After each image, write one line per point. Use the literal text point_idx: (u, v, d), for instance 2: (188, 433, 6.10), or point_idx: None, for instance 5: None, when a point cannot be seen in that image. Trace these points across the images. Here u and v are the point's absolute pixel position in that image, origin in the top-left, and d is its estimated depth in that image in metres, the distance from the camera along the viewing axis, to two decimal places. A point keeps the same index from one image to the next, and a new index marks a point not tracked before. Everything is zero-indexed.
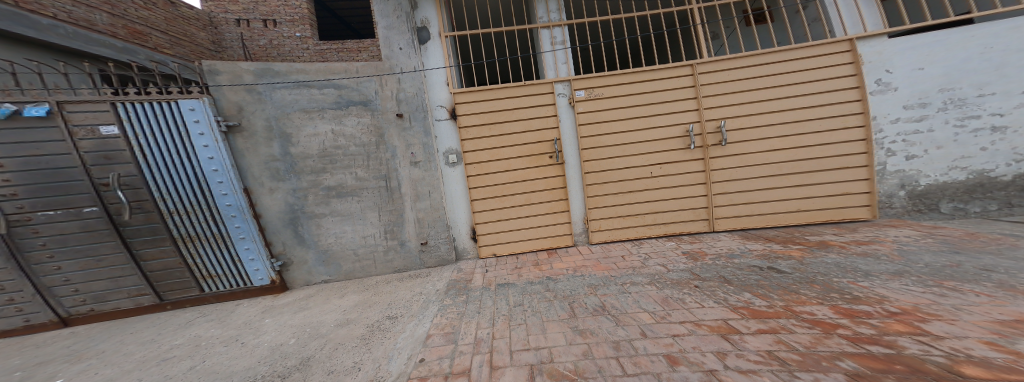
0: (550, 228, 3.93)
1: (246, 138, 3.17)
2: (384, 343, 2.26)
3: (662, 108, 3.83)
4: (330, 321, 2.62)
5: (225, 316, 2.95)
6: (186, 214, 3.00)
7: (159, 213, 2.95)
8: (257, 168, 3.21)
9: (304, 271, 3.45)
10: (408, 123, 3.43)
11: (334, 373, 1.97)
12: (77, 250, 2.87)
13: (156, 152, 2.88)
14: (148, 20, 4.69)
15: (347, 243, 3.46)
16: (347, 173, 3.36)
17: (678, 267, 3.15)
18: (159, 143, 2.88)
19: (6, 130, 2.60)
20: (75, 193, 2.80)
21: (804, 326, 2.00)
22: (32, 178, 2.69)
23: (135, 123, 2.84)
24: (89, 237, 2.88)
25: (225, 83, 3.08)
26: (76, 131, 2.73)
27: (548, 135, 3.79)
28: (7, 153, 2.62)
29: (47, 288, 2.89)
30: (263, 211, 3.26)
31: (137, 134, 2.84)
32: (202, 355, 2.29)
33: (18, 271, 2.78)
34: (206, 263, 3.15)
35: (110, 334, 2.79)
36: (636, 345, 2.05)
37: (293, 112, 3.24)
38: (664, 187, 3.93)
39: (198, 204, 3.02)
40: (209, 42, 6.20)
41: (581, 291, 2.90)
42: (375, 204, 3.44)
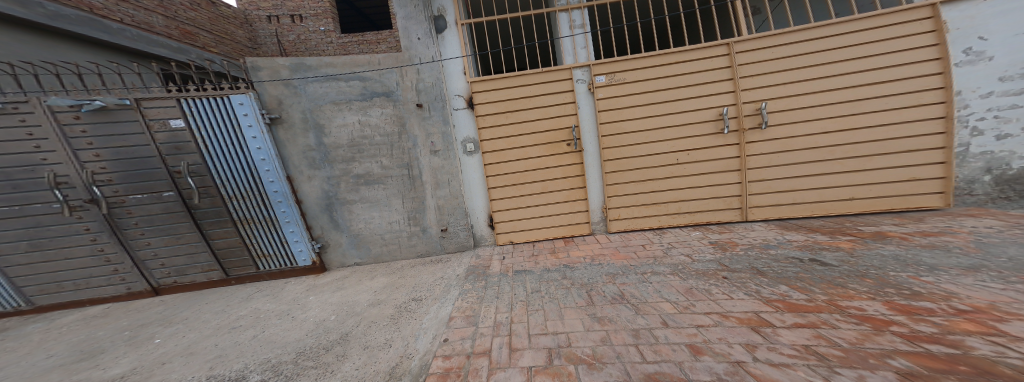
0: (568, 215, 3.91)
1: (287, 129, 3.35)
2: (412, 322, 2.40)
3: (693, 91, 3.63)
4: (363, 301, 2.79)
5: (277, 292, 3.23)
6: (243, 198, 3.28)
7: (221, 197, 3.24)
8: (296, 157, 3.39)
9: (339, 253, 3.67)
10: (428, 113, 3.49)
11: (369, 348, 2.12)
12: (161, 229, 3.24)
13: (215, 143, 3.14)
14: (195, 21, 5.13)
15: (375, 228, 3.64)
16: (373, 162, 3.50)
17: (705, 258, 3.04)
18: (216, 134, 3.14)
19: (96, 124, 2.95)
20: (155, 180, 3.14)
21: (850, 321, 1.89)
22: (121, 166, 3.05)
23: (195, 117, 3.08)
24: (169, 218, 3.23)
25: (266, 79, 3.22)
26: (152, 124, 3.05)
27: (566, 122, 3.71)
28: (101, 144, 2.98)
29: (142, 261, 3.30)
30: (304, 198, 3.47)
31: (198, 127, 3.10)
32: (258, 327, 2.53)
33: (120, 245, 3.20)
34: (261, 243, 3.44)
35: (192, 303, 3.15)
36: (657, 334, 2.03)
37: (324, 104, 3.37)
38: (690, 174, 3.77)
39: (251, 190, 3.28)
40: (247, 39, 6.58)
41: (599, 279, 2.89)
42: (399, 192, 3.57)
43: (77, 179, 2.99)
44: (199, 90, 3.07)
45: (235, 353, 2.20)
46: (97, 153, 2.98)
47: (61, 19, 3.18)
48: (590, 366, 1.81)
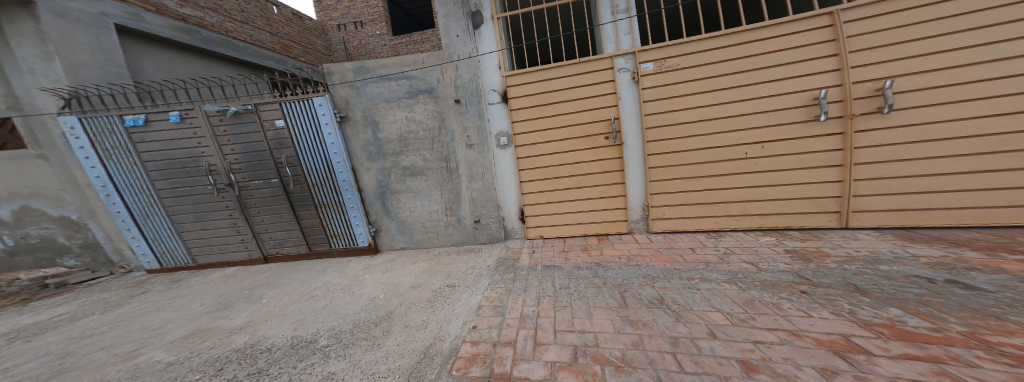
0: (603, 212, 3.76)
1: (352, 125, 3.71)
2: (445, 307, 2.56)
3: (774, 73, 3.17)
4: (405, 284, 3.04)
5: (342, 268, 3.67)
6: (322, 186, 3.76)
7: (307, 185, 3.75)
8: (359, 150, 3.77)
9: (388, 237, 4.03)
10: (464, 108, 3.60)
11: (409, 326, 2.33)
12: (268, 208, 3.83)
13: (303, 139, 3.63)
14: (289, 35, 6.42)
15: (418, 216, 3.91)
16: (417, 155, 3.75)
17: (775, 268, 2.69)
18: (305, 131, 3.62)
19: (231, 125, 3.61)
20: (265, 169, 3.72)
21: (999, 361, 1.53)
22: (247, 158, 3.69)
23: (291, 117, 3.59)
24: (275, 200, 3.80)
25: (337, 82, 3.60)
26: (269, 125, 3.60)
27: (604, 114, 3.54)
28: (234, 141, 3.65)
29: (259, 234, 3.95)
30: (364, 187, 3.87)
31: (293, 125, 3.60)
32: (328, 297, 2.90)
33: (245, 220, 3.87)
34: (334, 225, 3.89)
35: (285, 271, 3.71)
36: (700, 344, 1.88)
37: (379, 102, 3.67)
38: (761, 171, 3.35)
39: (328, 178, 3.74)
40: (322, 47, 7.47)
41: (635, 281, 2.74)
42: (438, 183, 3.78)
43: (221, 167, 3.71)
44: (295, 95, 3.56)
45: (310, 318, 2.58)
46: (232, 147, 3.66)
47: (209, 43, 4.66)
48: (618, 368, 1.76)
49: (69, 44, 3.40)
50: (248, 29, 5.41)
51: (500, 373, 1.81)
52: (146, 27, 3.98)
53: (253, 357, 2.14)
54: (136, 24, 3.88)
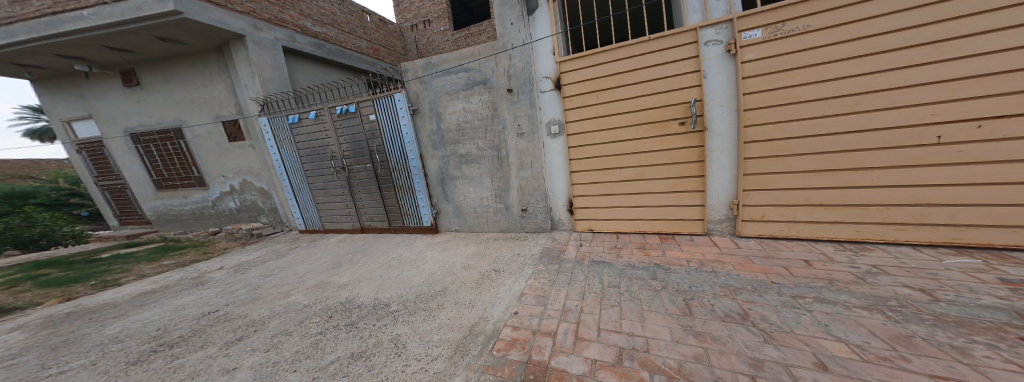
0: (670, 208, 3.36)
1: (422, 118, 4.09)
2: (490, 290, 2.71)
3: (1005, 17, 2.16)
4: (458, 263, 3.32)
5: (410, 243, 4.18)
6: (400, 170, 4.28)
7: (388, 170, 4.35)
8: (426, 139, 4.15)
9: (446, 219, 4.39)
10: (516, 97, 3.61)
11: (459, 303, 2.56)
12: (364, 187, 4.60)
13: (388, 130, 4.18)
14: (380, 40, 7.46)
15: (470, 202, 4.15)
16: (472, 144, 3.94)
17: (959, 300, 1.92)
18: (390, 124, 4.15)
19: (343, 121, 4.41)
20: (360, 156, 4.46)
21: None
22: (353, 146, 4.46)
23: (380, 112, 4.18)
24: (369, 182, 4.53)
25: (411, 78, 4.02)
26: (366, 119, 4.28)
27: (678, 97, 3.08)
28: (344, 133, 4.47)
29: (360, 208, 4.75)
30: (429, 172, 4.28)
31: (381, 118, 4.19)
32: (400, 268, 3.39)
33: (352, 196, 4.72)
34: (407, 205, 4.41)
35: (373, 241, 4.43)
36: (798, 375, 1.54)
37: (441, 95, 3.94)
38: (967, 163, 2.38)
39: (402, 164, 4.25)
40: (399, 47, 8.30)
41: (706, 289, 2.37)
42: (489, 171, 3.93)
43: (337, 153, 4.59)
44: (385, 92, 4.09)
45: (389, 284, 3.06)
46: (343, 139, 4.49)
47: (331, 54, 5.83)
48: (671, 379, 1.61)
49: (261, 64, 4.70)
50: (354, 39, 6.51)
51: (537, 361, 1.85)
52: (296, 46, 5.20)
53: (353, 311, 2.66)
54: (289, 44, 5.10)
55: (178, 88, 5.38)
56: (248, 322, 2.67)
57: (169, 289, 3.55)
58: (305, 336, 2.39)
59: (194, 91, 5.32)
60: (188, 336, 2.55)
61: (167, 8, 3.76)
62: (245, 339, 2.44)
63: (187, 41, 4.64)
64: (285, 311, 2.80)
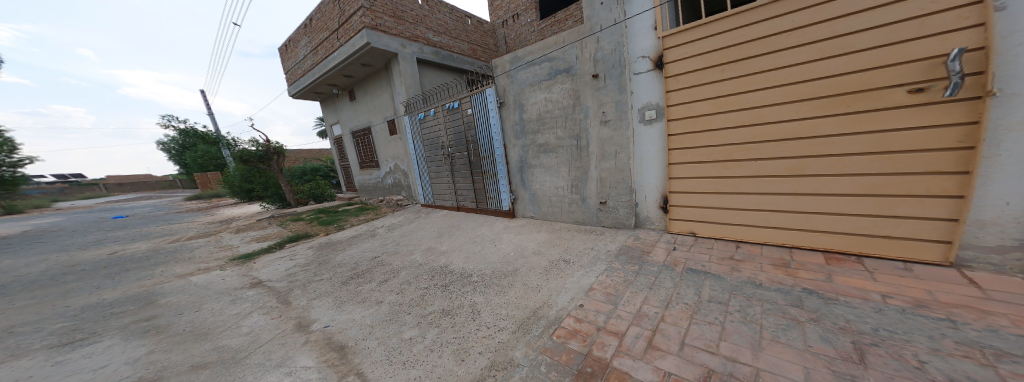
0: (851, 219, 2.45)
1: (507, 109, 4.34)
2: (558, 279, 2.73)
3: None
4: (529, 249, 3.44)
5: (487, 224, 4.57)
6: (485, 158, 4.73)
7: (478, 157, 4.85)
8: (509, 129, 4.39)
9: (522, 205, 4.54)
10: (603, 83, 3.39)
11: (527, 286, 2.69)
12: (459, 172, 5.30)
13: (479, 122, 4.65)
14: (478, 41, 7.65)
15: (546, 190, 4.18)
16: (552, 133, 3.93)
17: None
18: (481, 116, 4.61)
19: (450, 116, 5.13)
20: (458, 146, 5.14)
21: None
22: (454, 137, 5.15)
23: (474, 106, 4.68)
24: (464, 167, 5.16)
25: (501, 73, 4.30)
26: (465, 113, 4.87)
27: (909, 51, 2.11)
28: (449, 126, 5.21)
29: (457, 190, 5.49)
30: (510, 160, 4.53)
31: (474, 111, 4.69)
32: (481, 245, 3.78)
33: (451, 179, 5.51)
34: (489, 188, 4.83)
35: (461, 219, 5.06)
36: None
37: (525, 87, 4.07)
38: None
39: (487, 152, 4.67)
40: (491, 44, 8.13)
41: (876, 331, 1.67)
42: (567, 160, 3.86)
43: (443, 142, 5.42)
44: (480, 87, 4.56)
45: (473, 257, 3.48)
46: (449, 131, 5.23)
47: (448, 59, 6.83)
48: None
49: (406, 74, 6.11)
50: (461, 43, 7.22)
51: (596, 356, 1.79)
52: (424, 56, 6.38)
53: (446, 276, 3.15)
54: (420, 56, 6.32)
55: (369, 97, 7.46)
56: (392, 269, 3.54)
57: (358, 236, 5.06)
58: (417, 288, 3.01)
59: (373, 99, 7.35)
60: (366, 271, 3.60)
61: (363, 42, 5.53)
62: (389, 281, 3.26)
63: (372, 65, 6.55)
64: (408, 266, 3.56)
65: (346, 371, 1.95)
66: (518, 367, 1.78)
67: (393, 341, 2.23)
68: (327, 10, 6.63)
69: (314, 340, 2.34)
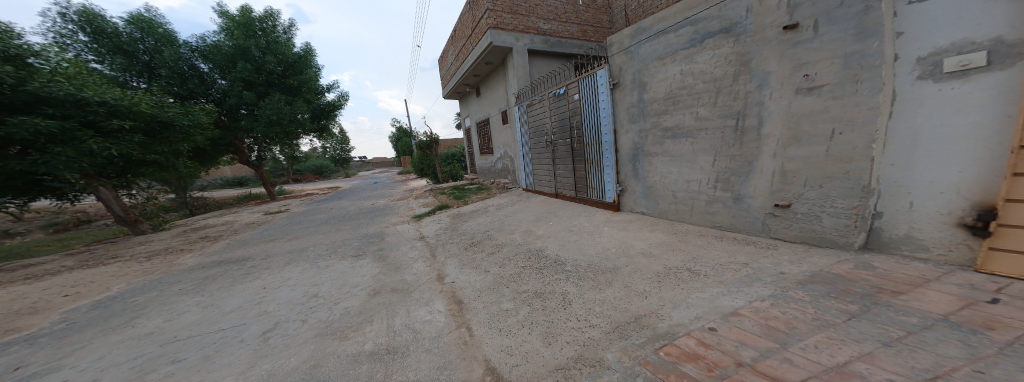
0: None
1: (621, 91, 3.91)
2: (676, 290, 2.25)
3: None
4: (638, 248, 3.05)
5: (589, 215, 4.35)
6: (591, 145, 4.47)
7: (584, 144, 4.63)
8: (623, 113, 3.94)
9: (632, 199, 4.06)
10: (810, 33, 2.34)
11: (630, 289, 2.37)
12: (561, 160, 5.26)
13: (588, 107, 4.42)
14: (591, 20, 7.09)
15: (669, 184, 3.51)
16: (687, 113, 3.19)
17: None
18: (589, 101, 4.37)
19: (557, 103, 5.06)
20: (562, 133, 5.07)
21: None
22: (559, 124, 5.11)
23: (583, 91, 4.47)
24: (566, 155, 5.10)
25: (616, 52, 3.88)
26: (571, 99, 4.73)
27: None
28: (556, 113, 5.15)
29: (557, 177, 5.47)
30: (621, 148, 4.08)
31: (582, 96, 4.50)
32: (580, 236, 3.67)
33: (551, 167, 5.55)
34: (594, 178, 4.57)
35: (559, 207, 5.03)
36: None
37: (651, 62, 3.48)
38: None
39: (595, 139, 4.39)
40: (605, 22, 7.34)
41: None
42: (711, 148, 3.03)
43: (546, 130, 5.48)
44: (589, 71, 4.31)
45: (569, 245, 3.45)
46: (555, 118, 5.19)
47: (559, 45, 6.69)
48: None
49: (518, 66, 6.37)
50: (573, 25, 6.86)
51: None
52: (535, 46, 6.48)
53: (541, 260, 3.21)
54: (531, 46, 6.45)
55: (488, 91, 8.26)
56: (498, 243, 3.91)
57: (475, 211, 5.83)
58: (514, 265, 3.20)
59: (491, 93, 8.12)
60: (479, 241, 4.14)
61: (485, 41, 6.14)
62: (494, 254, 3.60)
63: (491, 62, 7.19)
64: (510, 243, 3.84)
65: (460, 323, 2.29)
66: (609, 368, 1.62)
67: (494, 308, 2.46)
68: (463, 18, 7.76)
69: (445, 291, 2.88)
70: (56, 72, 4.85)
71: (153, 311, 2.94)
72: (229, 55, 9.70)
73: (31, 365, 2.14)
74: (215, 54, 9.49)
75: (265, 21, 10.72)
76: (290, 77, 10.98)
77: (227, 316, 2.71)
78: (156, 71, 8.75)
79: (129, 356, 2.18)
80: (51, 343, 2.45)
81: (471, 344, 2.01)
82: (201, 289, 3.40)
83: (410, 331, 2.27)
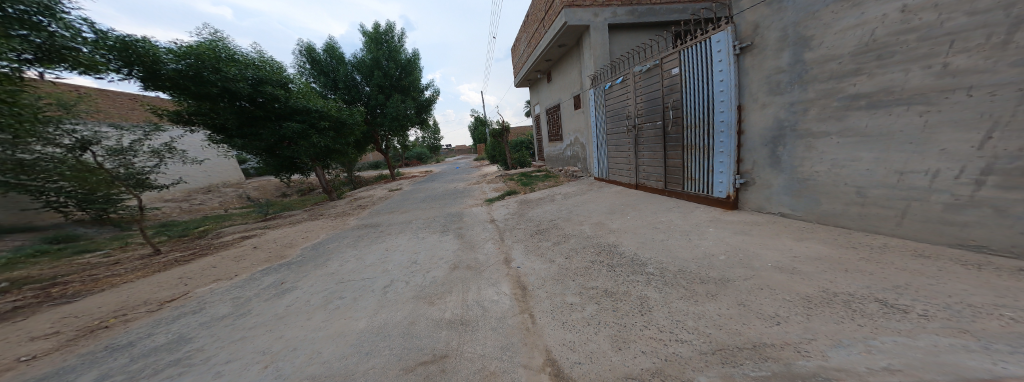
0: None
1: (755, 55, 2.99)
2: (841, 324, 1.47)
3: None
4: (765, 260, 2.24)
5: (687, 212, 3.60)
6: (694, 127, 3.69)
7: (682, 126, 3.88)
8: (757, 83, 3.00)
9: (764, 195, 3.12)
10: None
11: (747, 307, 1.75)
12: (649, 146, 4.63)
13: (692, 81, 3.66)
14: None
15: (848, 177, 2.40)
16: (908, 72, 2.00)
17: None
18: (696, 74, 3.61)
19: (650, 79, 4.38)
20: (654, 114, 4.39)
21: None
22: (648, 104, 4.51)
23: (687, 63, 3.72)
24: (655, 139, 4.44)
25: (748, 6, 3.00)
26: (667, 74, 4.05)
27: None
28: (643, 92, 4.53)
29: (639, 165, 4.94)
30: (748, 128, 3.15)
31: (685, 70, 3.75)
32: (669, 234, 3.09)
33: (633, 153, 4.99)
34: (694, 167, 3.81)
35: (647, 199, 4.41)
36: None
37: (823, 6, 2.40)
38: None
39: (703, 119, 3.57)
40: None
41: None
42: (962, 122, 1.83)
43: (631, 112, 4.89)
44: (694, 39, 3.59)
45: (652, 247, 2.94)
46: (642, 98, 4.60)
47: (648, 13, 5.78)
48: None
49: (595, 45, 5.86)
50: None
51: None
52: (617, 19, 5.81)
53: (613, 256, 2.83)
54: (613, 20, 5.80)
55: (560, 76, 7.92)
56: (565, 234, 3.73)
57: (541, 198, 5.74)
58: (582, 259, 2.98)
59: (563, 77, 7.77)
60: (544, 229, 4.05)
61: (559, 21, 5.86)
62: (559, 244, 3.44)
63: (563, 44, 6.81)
64: (578, 234, 3.61)
65: (523, 308, 2.23)
66: None
67: (558, 300, 2.32)
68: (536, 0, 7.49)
69: (511, 275, 2.85)
70: (301, 91, 7.79)
71: (336, 256, 3.94)
72: (368, 66, 11.91)
73: (288, 282, 3.25)
74: (360, 66, 11.85)
75: (389, 34, 12.71)
76: (404, 79, 12.80)
77: (367, 269, 3.36)
78: (337, 86, 11.68)
79: (321, 289, 2.95)
80: (296, 269, 3.62)
81: (534, 331, 1.93)
82: (358, 244, 4.35)
83: (479, 308, 2.30)
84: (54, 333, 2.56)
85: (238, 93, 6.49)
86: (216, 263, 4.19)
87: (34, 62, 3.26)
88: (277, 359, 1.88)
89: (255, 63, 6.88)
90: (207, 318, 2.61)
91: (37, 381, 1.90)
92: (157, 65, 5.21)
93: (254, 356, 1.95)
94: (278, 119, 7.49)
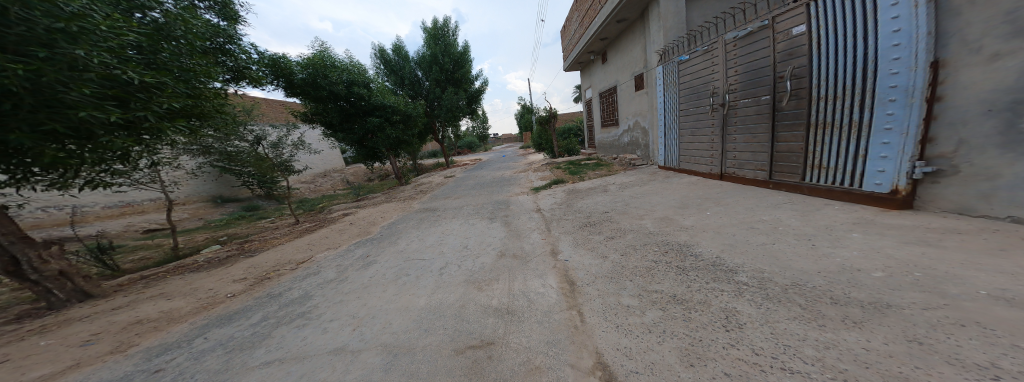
0: None
1: None
2: None
3: None
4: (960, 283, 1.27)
5: (809, 210, 2.58)
6: (833, 100, 2.65)
7: (809, 99, 2.87)
8: (979, 26, 1.81)
9: (971, 191, 1.93)
10: None
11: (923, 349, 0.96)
12: (746, 129, 3.71)
13: (831, 39, 2.64)
14: None
15: None
16: None
17: None
18: (840, 28, 2.56)
19: (757, 41, 3.43)
20: (760, 86, 3.45)
21: None
22: (746, 77, 3.62)
23: (822, 17, 2.70)
24: (756, 119, 3.53)
25: None
26: (783, 36, 3.11)
27: None
28: (740, 62, 3.68)
29: (725, 152, 4.10)
30: (952, 92, 1.94)
31: (820, 26, 2.73)
32: (774, 238, 2.20)
33: (720, 137, 4.15)
34: (826, 152, 2.77)
35: (734, 193, 3.54)
36: None
37: None
38: None
39: (852, 88, 2.50)
40: None
41: None
42: None
43: (720, 88, 4.04)
44: None
45: (741, 248, 2.18)
46: (736, 70, 3.75)
47: None
48: None
49: (666, 15, 5.12)
50: None
51: None
52: None
53: (684, 258, 2.30)
54: None
55: (620, 55, 7.21)
56: (620, 228, 3.35)
57: (592, 189, 5.31)
58: (642, 258, 2.53)
59: (624, 56, 7.04)
60: (597, 222, 3.72)
61: None
62: (614, 239, 3.10)
63: (625, 17, 6.10)
64: (636, 230, 3.18)
65: (571, 305, 1.98)
66: None
67: (612, 300, 1.97)
68: None
69: (558, 268, 2.64)
70: (381, 90, 8.40)
71: (403, 236, 4.09)
72: (427, 60, 12.26)
73: (371, 255, 3.48)
74: (422, 62, 12.27)
75: (445, 29, 12.90)
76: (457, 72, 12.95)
77: (428, 249, 3.44)
78: (404, 82, 12.31)
79: (393, 265, 3.08)
80: (375, 244, 3.90)
81: (583, 330, 1.67)
82: (419, 226, 4.51)
83: (525, 299, 2.13)
84: (242, 279, 3.24)
85: (338, 95, 7.56)
86: (329, 234, 4.74)
87: (229, 80, 5.21)
88: (362, 324, 1.99)
89: (350, 67, 7.76)
90: (319, 280, 2.93)
91: (229, 315, 2.41)
92: (289, 75, 6.75)
93: (346, 319, 2.10)
94: (364, 114, 8.24)
